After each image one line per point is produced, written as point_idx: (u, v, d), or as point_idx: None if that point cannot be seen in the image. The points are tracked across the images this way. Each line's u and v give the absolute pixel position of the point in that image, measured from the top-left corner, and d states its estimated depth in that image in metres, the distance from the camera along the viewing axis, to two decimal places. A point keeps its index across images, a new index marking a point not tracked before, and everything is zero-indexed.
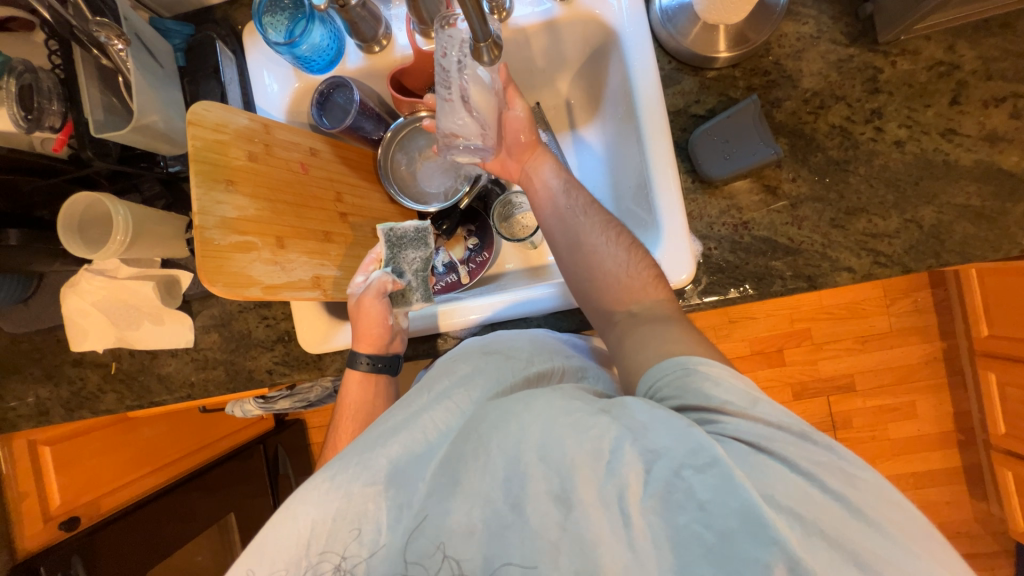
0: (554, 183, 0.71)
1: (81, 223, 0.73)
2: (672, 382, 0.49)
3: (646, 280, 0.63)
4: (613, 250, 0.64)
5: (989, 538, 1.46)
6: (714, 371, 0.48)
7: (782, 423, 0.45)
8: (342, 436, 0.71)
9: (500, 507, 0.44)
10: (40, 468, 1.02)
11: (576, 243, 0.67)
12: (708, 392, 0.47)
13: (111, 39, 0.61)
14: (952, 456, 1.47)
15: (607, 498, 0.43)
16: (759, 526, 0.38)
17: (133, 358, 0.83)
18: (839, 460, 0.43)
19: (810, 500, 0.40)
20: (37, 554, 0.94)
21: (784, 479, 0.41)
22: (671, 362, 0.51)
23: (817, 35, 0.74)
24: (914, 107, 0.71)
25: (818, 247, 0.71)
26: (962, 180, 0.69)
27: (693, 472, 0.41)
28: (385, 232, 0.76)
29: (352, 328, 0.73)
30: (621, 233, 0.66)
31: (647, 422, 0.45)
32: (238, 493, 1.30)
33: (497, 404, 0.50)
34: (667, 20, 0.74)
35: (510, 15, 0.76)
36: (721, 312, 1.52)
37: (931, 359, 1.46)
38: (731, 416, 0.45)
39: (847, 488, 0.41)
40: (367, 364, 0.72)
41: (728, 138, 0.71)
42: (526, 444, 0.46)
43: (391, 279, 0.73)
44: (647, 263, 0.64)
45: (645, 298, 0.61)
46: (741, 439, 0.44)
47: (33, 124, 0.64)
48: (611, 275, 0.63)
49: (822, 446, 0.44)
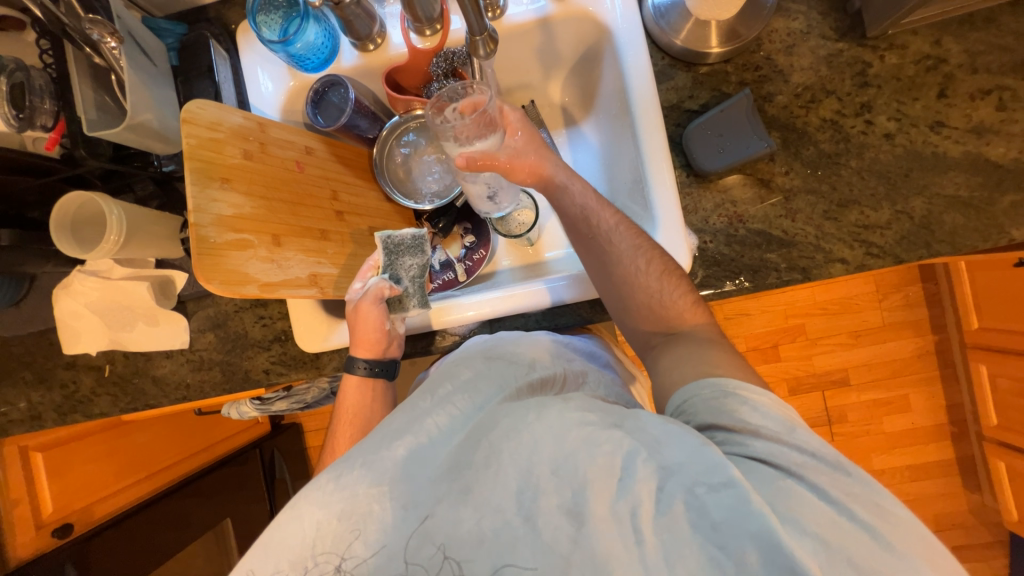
0: (584, 203, 0.66)
1: (74, 223, 0.72)
2: (707, 401, 0.50)
3: (683, 306, 0.62)
4: (647, 281, 0.62)
5: (982, 529, 1.47)
6: (753, 397, 0.49)
7: (819, 452, 0.45)
8: (341, 440, 0.70)
9: (512, 518, 0.44)
10: (31, 474, 0.99)
11: (610, 273, 0.64)
12: (743, 417, 0.48)
13: (104, 36, 0.60)
14: (946, 449, 1.49)
15: (619, 514, 0.43)
16: (777, 552, 0.39)
17: (127, 360, 0.82)
18: (873, 492, 0.43)
19: (836, 527, 0.41)
20: (30, 562, 0.92)
21: (809, 504, 0.42)
22: (708, 382, 0.51)
23: (807, 30, 0.75)
24: (903, 100, 0.72)
25: (811, 239, 0.72)
26: (951, 172, 0.70)
27: (707, 489, 0.42)
28: (384, 239, 0.74)
29: (350, 333, 0.73)
30: (653, 256, 0.63)
31: (659, 436, 0.46)
32: (233, 499, 1.28)
33: (508, 413, 0.50)
34: (660, 16, 0.75)
35: (504, 13, 0.76)
36: (716, 309, 1.53)
37: (923, 353, 1.48)
38: (762, 440, 0.46)
39: (878, 520, 0.41)
40: (365, 368, 0.72)
41: (722, 132, 0.72)
42: (539, 459, 0.46)
43: (388, 285, 0.73)
44: (682, 288, 0.63)
45: (686, 324, 0.61)
46: (769, 461, 0.45)
47: (25, 123, 0.64)
48: (646, 304, 0.63)
49: (857, 478, 0.44)
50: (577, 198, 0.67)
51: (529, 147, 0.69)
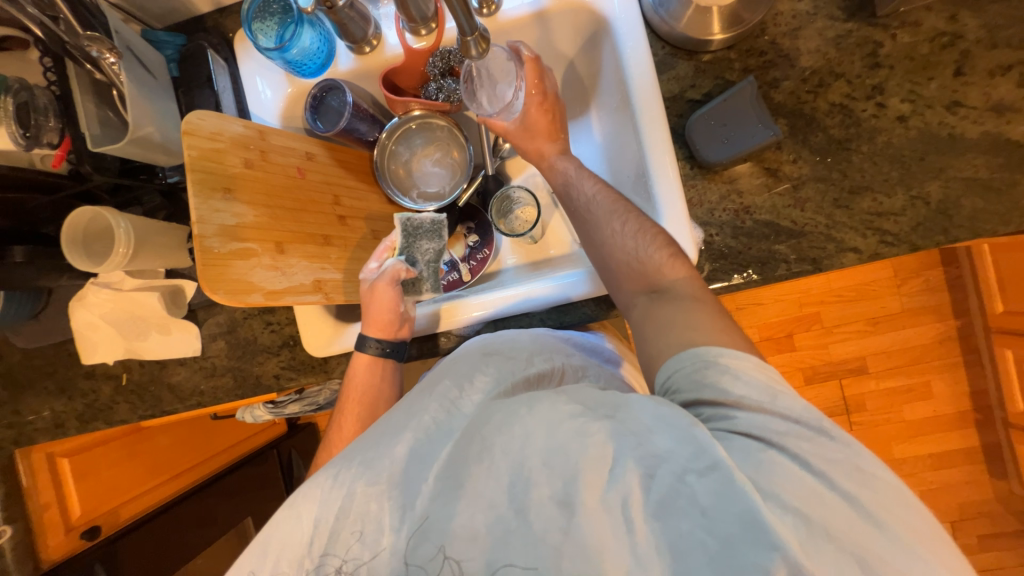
0: (572, 169, 0.73)
1: (85, 237, 0.73)
2: (689, 374, 0.48)
3: (662, 261, 0.60)
4: (622, 239, 0.63)
5: (1011, 517, 1.43)
6: (736, 364, 0.47)
7: (802, 418, 0.43)
8: (347, 418, 0.72)
9: (504, 511, 0.44)
10: (59, 479, 1.01)
11: (590, 235, 0.67)
12: (726, 387, 0.46)
13: (103, 53, 0.61)
14: (971, 436, 1.45)
15: (609, 504, 0.42)
16: (760, 532, 0.37)
17: (143, 368, 0.84)
18: (854, 456, 0.42)
19: (816, 500, 0.39)
20: (61, 564, 0.95)
21: (792, 478, 0.40)
22: (689, 354, 0.49)
23: (813, 11, 0.72)
24: (917, 80, 0.69)
25: (822, 228, 0.70)
26: (969, 153, 0.67)
27: (696, 477, 0.41)
28: (403, 220, 0.74)
29: (363, 313, 0.73)
30: (629, 216, 0.64)
31: (649, 425, 0.45)
32: (253, 499, 1.32)
33: (501, 405, 0.51)
34: (659, 5, 0.72)
35: (499, 8, 0.75)
36: (728, 299, 1.50)
37: (945, 338, 1.44)
38: (746, 411, 0.44)
39: (859, 489, 0.40)
40: (376, 347, 0.72)
41: (726, 122, 0.70)
42: (530, 451, 0.46)
43: (404, 266, 0.73)
44: (660, 242, 0.61)
45: (667, 277, 0.59)
46: (751, 435, 0.43)
47: (32, 141, 0.65)
48: (624, 262, 0.62)
49: (840, 442, 0.42)
50: (559, 174, 0.73)
51: (528, 137, 0.75)
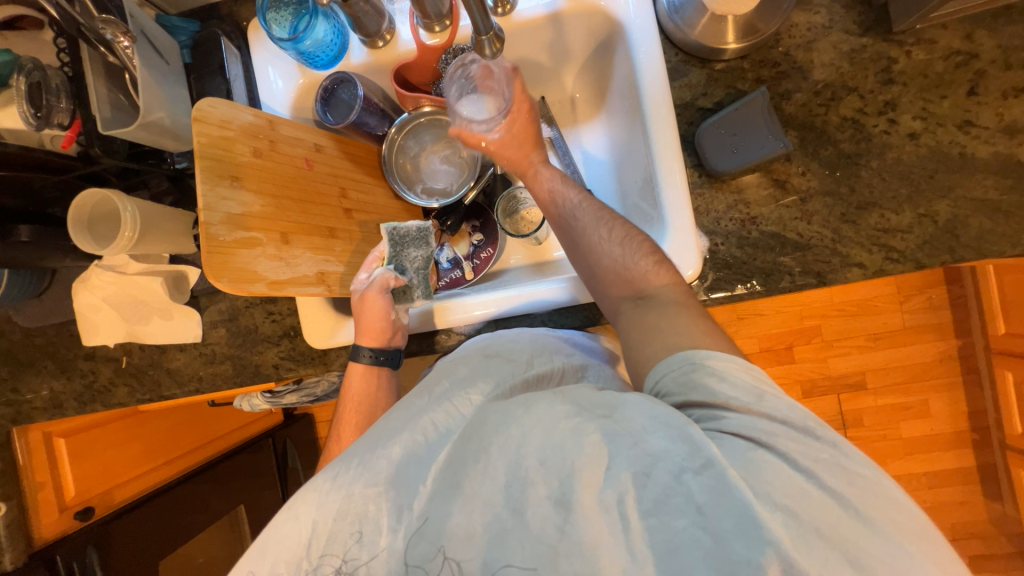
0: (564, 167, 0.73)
1: (91, 219, 0.74)
2: (676, 378, 0.48)
3: (648, 268, 0.60)
4: (609, 247, 0.63)
5: (1002, 539, 1.43)
6: (721, 366, 0.47)
7: (788, 418, 0.43)
8: (346, 428, 0.72)
9: (501, 511, 0.44)
10: (55, 458, 1.03)
11: (575, 242, 0.66)
12: (713, 388, 0.46)
13: (116, 36, 0.60)
14: (967, 456, 1.44)
15: (606, 503, 0.42)
16: (752, 527, 0.38)
17: (143, 352, 0.84)
18: (840, 456, 0.42)
19: (805, 498, 0.40)
20: (53, 544, 0.96)
21: (781, 476, 0.41)
22: (678, 357, 0.49)
23: (829, 24, 0.72)
24: (929, 98, 0.69)
25: (828, 242, 0.69)
26: (979, 174, 0.67)
27: (692, 475, 0.41)
28: (390, 230, 0.75)
29: (356, 322, 0.73)
30: (615, 225, 0.64)
31: (645, 426, 0.44)
32: (245, 486, 1.32)
33: (498, 407, 0.51)
34: (674, 11, 0.72)
35: (514, 8, 0.75)
36: (730, 309, 1.50)
37: (945, 358, 1.44)
38: (734, 412, 0.44)
39: (845, 486, 0.40)
40: (370, 357, 0.72)
41: (735, 132, 0.70)
42: (527, 450, 0.46)
43: (393, 275, 0.74)
44: (646, 249, 0.61)
45: (653, 284, 0.59)
46: (741, 434, 0.43)
47: (42, 122, 0.66)
48: (611, 270, 0.62)
49: (825, 441, 0.42)
50: (545, 183, 0.71)
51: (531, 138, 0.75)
